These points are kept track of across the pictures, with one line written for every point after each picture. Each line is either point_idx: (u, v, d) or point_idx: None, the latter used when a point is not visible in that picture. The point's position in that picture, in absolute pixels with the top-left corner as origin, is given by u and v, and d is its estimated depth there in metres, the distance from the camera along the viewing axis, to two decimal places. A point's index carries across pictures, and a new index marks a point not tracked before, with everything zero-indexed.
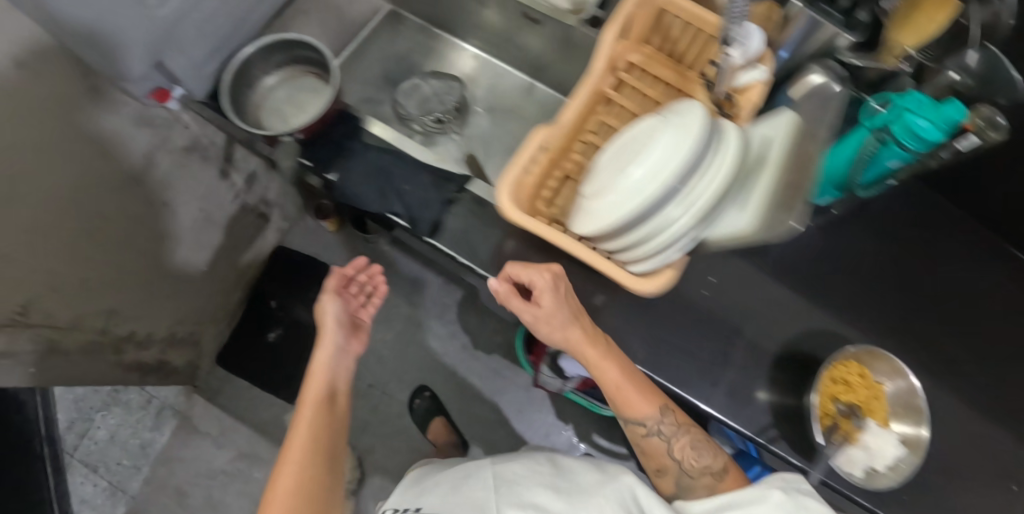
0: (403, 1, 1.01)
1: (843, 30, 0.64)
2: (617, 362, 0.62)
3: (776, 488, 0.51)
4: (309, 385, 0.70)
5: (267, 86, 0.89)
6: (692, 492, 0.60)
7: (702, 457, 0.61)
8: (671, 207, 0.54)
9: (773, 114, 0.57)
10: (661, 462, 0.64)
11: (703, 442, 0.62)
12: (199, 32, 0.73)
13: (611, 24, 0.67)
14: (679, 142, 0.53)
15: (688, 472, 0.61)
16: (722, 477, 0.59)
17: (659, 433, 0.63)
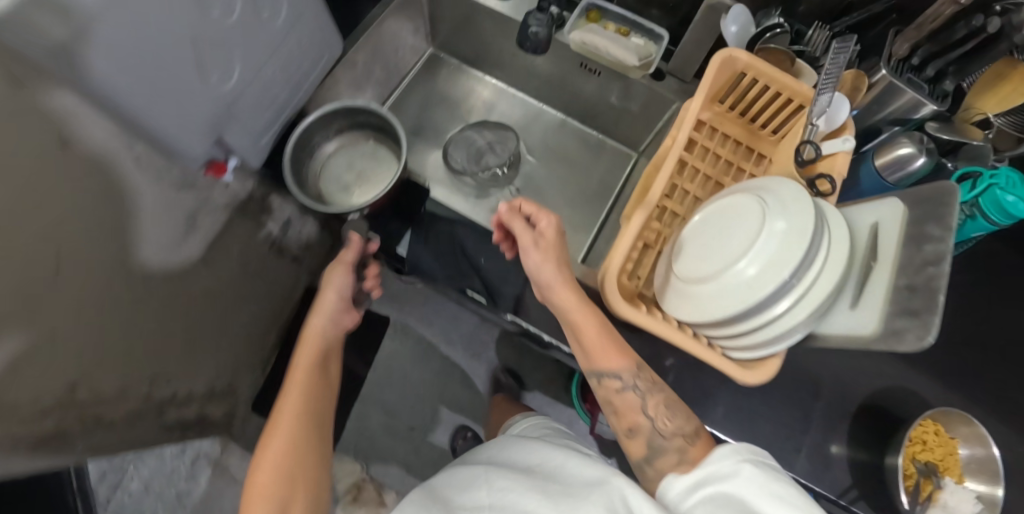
0: (445, 45, 0.98)
1: (930, 100, 0.63)
2: (598, 316, 0.62)
3: (743, 461, 0.47)
4: (300, 355, 0.71)
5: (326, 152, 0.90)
6: (663, 455, 0.55)
7: (676, 421, 0.57)
8: (782, 302, 0.54)
9: (878, 201, 0.56)
10: (633, 422, 0.60)
11: (676, 404, 0.59)
12: (256, 103, 0.69)
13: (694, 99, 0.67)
14: (790, 237, 0.54)
15: (661, 433, 0.57)
16: (693, 441, 0.55)
17: (633, 388, 0.60)
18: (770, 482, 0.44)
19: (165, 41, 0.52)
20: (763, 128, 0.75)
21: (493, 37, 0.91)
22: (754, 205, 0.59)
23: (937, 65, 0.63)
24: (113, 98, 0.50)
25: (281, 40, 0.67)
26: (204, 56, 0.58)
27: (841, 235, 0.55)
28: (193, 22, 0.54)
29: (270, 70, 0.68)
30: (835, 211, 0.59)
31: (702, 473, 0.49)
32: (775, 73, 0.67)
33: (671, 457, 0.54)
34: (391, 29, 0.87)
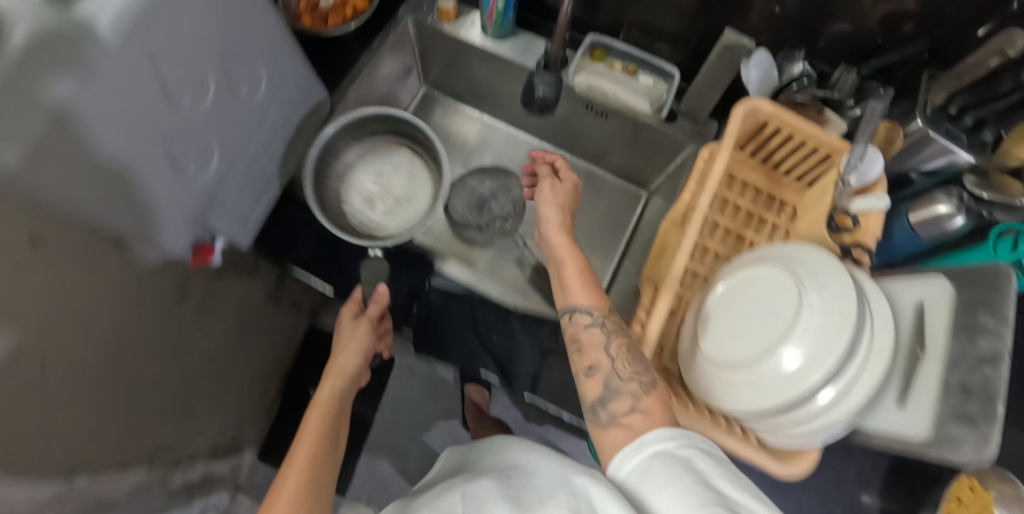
0: (439, 83, 0.92)
1: (967, 151, 0.59)
2: (582, 260, 0.63)
3: (679, 443, 0.43)
4: (313, 412, 0.64)
5: (347, 161, 0.81)
6: (618, 399, 0.51)
7: (637, 370, 0.53)
8: (825, 397, 0.50)
9: (922, 277, 0.52)
10: (595, 360, 0.55)
11: (637, 354, 0.55)
12: (243, 183, 0.62)
13: (720, 158, 0.62)
14: (833, 326, 0.50)
15: (618, 376, 0.53)
16: (650, 391, 0.51)
17: (601, 326, 0.57)
18: (714, 485, 0.38)
19: (135, 146, 0.45)
20: (786, 173, 0.70)
21: (488, 77, 0.85)
22: (789, 281, 0.55)
23: (977, 115, 0.58)
24: (78, 216, 0.44)
25: (263, 113, 0.60)
26: (178, 147, 0.51)
27: (883, 321, 0.51)
28: (163, 116, 0.47)
29: (253, 147, 0.61)
30: (874, 285, 0.55)
31: (635, 461, 0.43)
32: (801, 122, 0.62)
33: (626, 403, 0.50)
34: (381, 75, 0.82)
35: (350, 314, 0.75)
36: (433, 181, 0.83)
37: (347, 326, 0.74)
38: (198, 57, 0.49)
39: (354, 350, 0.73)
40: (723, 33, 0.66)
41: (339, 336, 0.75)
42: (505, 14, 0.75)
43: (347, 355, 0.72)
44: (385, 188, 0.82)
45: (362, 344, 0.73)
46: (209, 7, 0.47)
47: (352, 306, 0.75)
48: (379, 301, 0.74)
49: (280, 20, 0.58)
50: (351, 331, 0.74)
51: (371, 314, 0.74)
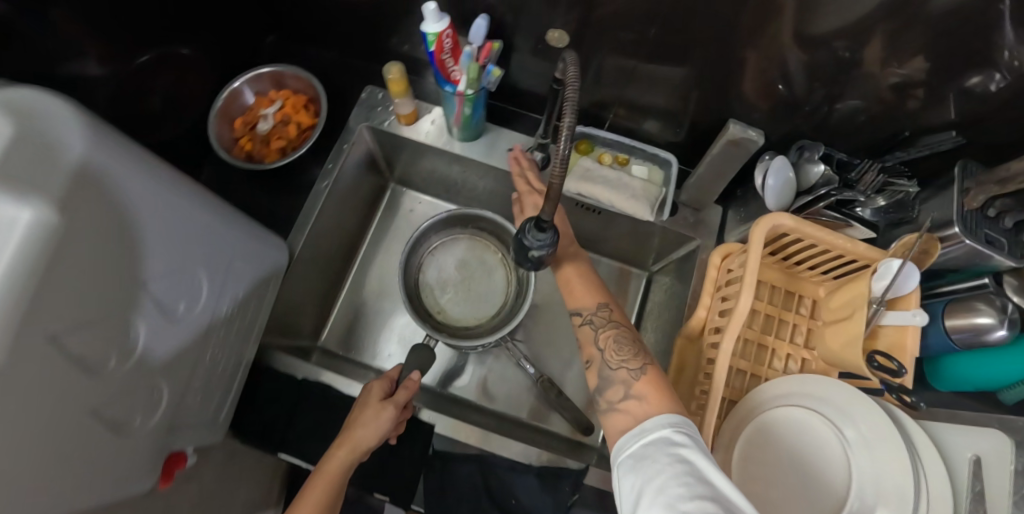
0: (406, 179, 0.82)
1: (1013, 258, 0.53)
2: (582, 270, 0.62)
3: (676, 428, 0.43)
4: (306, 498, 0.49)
5: (431, 244, 0.76)
6: (612, 386, 0.52)
7: (624, 356, 0.53)
8: None
9: (976, 429, 0.49)
10: (589, 355, 0.56)
11: (628, 338, 0.55)
12: (205, 385, 0.54)
13: (748, 288, 0.55)
14: (885, 485, 0.47)
15: (608, 364, 0.54)
16: (638, 374, 0.51)
17: (590, 322, 0.57)
18: (689, 481, 0.38)
19: (56, 443, 0.37)
20: (806, 268, 0.65)
21: (461, 174, 0.76)
22: (833, 439, 0.53)
23: (1018, 217, 0.53)
24: None
25: (210, 314, 0.52)
26: (114, 409, 0.43)
27: (941, 482, 0.47)
28: (86, 391, 0.39)
29: (208, 353, 0.54)
30: (921, 430, 0.50)
31: (633, 446, 0.44)
32: (826, 236, 0.55)
33: (619, 390, 0.51)
34: (340, 191, 0.72)
35: (378, 394, 0.55)
36: (506, 297, 0.75)
37: (369, 405, 0.54)
38: (116, 306, 0.40)
39: (368, 431, 0.52)
40: (727, 125, 0.59)
41: (354, 410, 0.55)
42: (473, 116, 0.65)
43: (360, 435, 0.52)
44: (463, 281, 0.76)
45: (380, 432, 0.52)
46: (110, 247, 0.39)
47: (382, 383, 0.56)
48: (410, 387, 0.56)
49: (202, 207, 0.50)
50: (369, 410, 0.54)
51: (401, 400, 0.54)
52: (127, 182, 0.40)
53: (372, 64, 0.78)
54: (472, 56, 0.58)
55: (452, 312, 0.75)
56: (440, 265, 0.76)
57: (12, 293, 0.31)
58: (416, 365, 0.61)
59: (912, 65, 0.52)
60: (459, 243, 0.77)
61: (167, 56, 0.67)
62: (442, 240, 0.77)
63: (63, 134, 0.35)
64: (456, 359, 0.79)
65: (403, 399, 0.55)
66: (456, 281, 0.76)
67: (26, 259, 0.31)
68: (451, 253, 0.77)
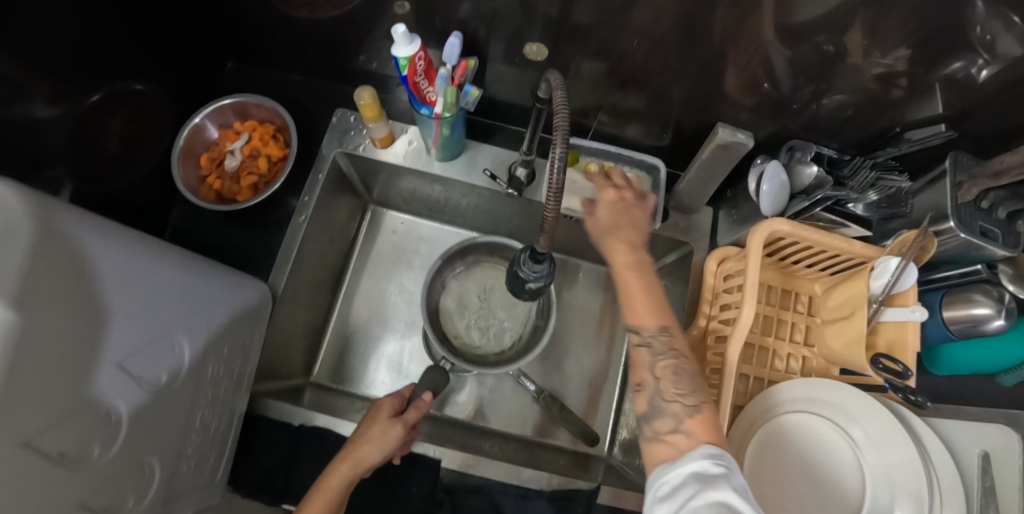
0: (386, 200, 0.79)
1: (1005, 248, 0.53)
2: (653, 282, 0.46)
3: (714, 459, 0.38)
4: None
5: (459, 272, 0.74)
6: (661, 417, 0.43)
7: (682, 390, 0.44)
8: None
9: (982, 426, 0.50)
10: (640, 379, 0.46)
11: (691, 373, 0.44)
12: (195, 446, 0.53)
13: (749, 297, 0.54)
14: (903, 481, 0.48)
15: (661, 394, 0.44)
16: (695, 413, 0.42)
17: (650, 345, 0.45)
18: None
19: None
20: (801, 267, 0.64)
21: (443, 193, 0.73)
22: (843, 443, 0.53)
23: (1010, 208, 0.53)
24: None
25: (195, 379, 0.50)
26: (102, 497, 0.41)
27: (951, 476, 0.48)
28: (70, 489, 0.37)
29: (195, 417, 0.52)
30: (928, 428, 0.51)
31: (667, 474, 0.39)
32: (821, 238, 0.55)
33: (669, 423, 0.42)
34: (318, 222, 0.69)
35: (388, 410, 0.54)
36: (522, 332, 0.72)
37: (377, 421, 0.53)
38: (93, 393, 0.38)
39: (375, 448, 0.50)
40: (716, 130, 0.58)
41: (360, 426, 0.54)
42: (453, 135, 0.63)
43: (366, 451, 0.50)
44: (483, 309, 0.74)
45: (386, 450, 0.51)
46: (80, 334, 0.36)
47: (393, 399, 0.55)
48: (421, 407, 0.55)
49: (167, 271, 0.47)
50: (376, 426, 0.52)
51: (410, 420, 0.53)
52: (85, 261, 0.38)
53: (340, 84, 0.74)
54: (447, 77, 0.56)
55: (467, 341, 0.72)
56: (464, 293, 0.74)
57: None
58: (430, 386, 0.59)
59: (895, 57, 0.51)
60: (484, 271, 0.75)
61: (122, 93, 0.61)
62: (470, 268, 0.75)
63: (10, 229, 0.33)
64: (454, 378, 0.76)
65: (412, 419, 0.54)
66: (477, 307, 0.74)
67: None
68: (475, 280, 0.75)
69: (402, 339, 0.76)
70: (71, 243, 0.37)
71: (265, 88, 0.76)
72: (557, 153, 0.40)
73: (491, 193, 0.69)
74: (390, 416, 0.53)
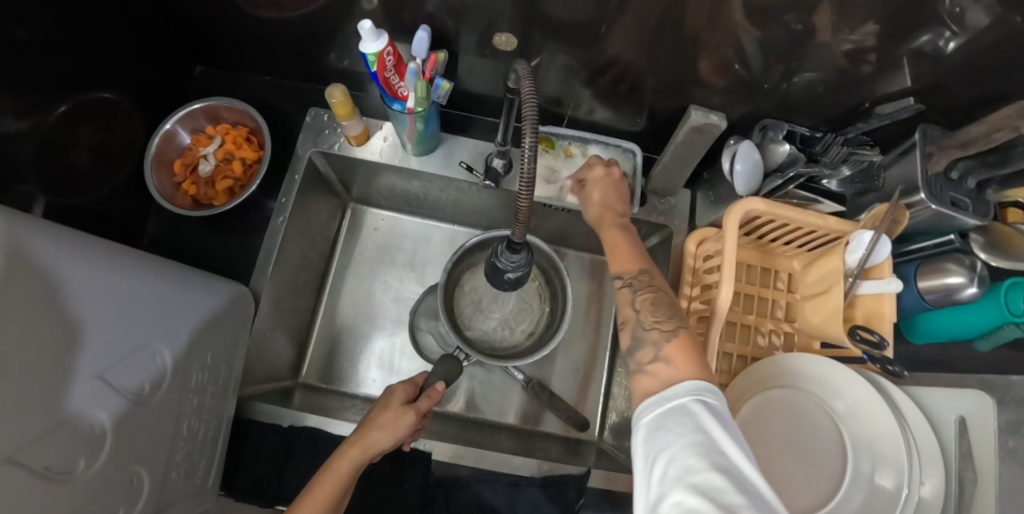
0: (366, 198, 0.79)
1: (977, 216, 0.55)
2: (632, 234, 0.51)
3: (696, 396, 0.38)
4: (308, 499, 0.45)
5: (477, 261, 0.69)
6: (642, 348, 0.44)
7: (660, 318, 0.45)
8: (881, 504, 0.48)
9: (958, 391, 0.51)
10: (622, 317, 0.47)
11: (670, 303, 0.46)
12: (185, 452, 0.53)
13: (727, 274, 0.54)
14: (891, 445, 0.49)
15: (642, 326, 0.45)
16: (672, 338, 0.43)
17: (631, 284, 0.47)
18: (707, 453, 0.34)
19: None
20: (779, 244, 0.64)
21: (423, 188, 0.73)
22: (827, 413, 0.53)
23: (981, 178, 0.55)
24: None
25: (181, 387, 0.51)
26: (92, 508, 0.42)
27: (926, 439, 0.50)
28: (56, 502, 0.38)
29: (183, 425, 0.52)
30: (905, 396, 0.52)
31: (648, 414, 0.39)
32: (796, 215, 0.56)
33: (648, 353, 0.43)
34: (299, 222, 0.69)
35: (401, 398, 0.54)
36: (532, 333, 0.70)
37: (390, 408, 0.52)
38: (73, 405, 0.39)
39: (385, 433, 0.50)
40: (689, 112, 0.58)
41: (372, 415, 0.53)
42: (427, 130, 0.62)
43: (376, 436, 0.49)
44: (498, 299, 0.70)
45: (397, 436, 0.51)
46: (51, 349, 0.37)
47: (405, 387, 0.55)
48: (432, 395, 0.55)
49: (147, 281, 0.48)
50: (388, 413, 0.52)
51: (423, 408, 0.53)
52: (52, 278, 0.38)
53: (312, 83, 0.74)
54: (416, 72, 0.54)
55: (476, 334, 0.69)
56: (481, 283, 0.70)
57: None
58: (442, 376, 0.59)
59: (863, 32, 0.51)
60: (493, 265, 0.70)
61: (91, 102, 0.60)
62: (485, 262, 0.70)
63: None
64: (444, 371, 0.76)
65: (424, 407, 0.54)
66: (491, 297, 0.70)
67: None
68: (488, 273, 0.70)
69: (390, 336, 0.77)
70: (38, 259, 0.37)
71: (237, 92, 0.75)
72: (528, 137, 0.41)
73: (470, 185, 0.69)
74: (401, 403, 0.53)
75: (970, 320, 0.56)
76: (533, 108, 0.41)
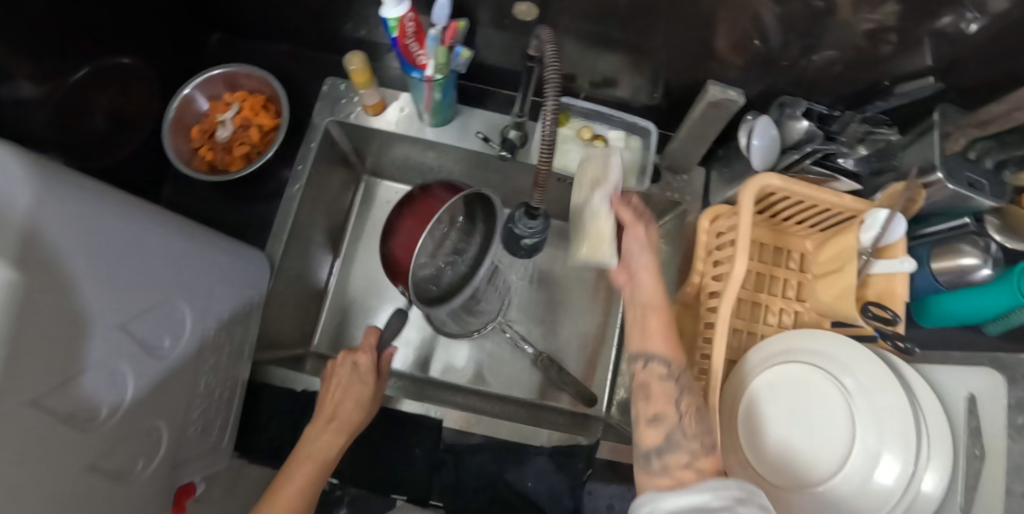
0: (380, 170, 0.79)
1: (993, 198, 0.54)
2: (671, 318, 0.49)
3: (717, 493, 0.37)
4: (294, 481, 0.49)
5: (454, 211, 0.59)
6: (676, 452, 0.42)
7: (700, 428, 0.44)
8: (884, 481, 0.48)
9: (968, 369, 0.51)
10: (657, 409, 0.45)
11: (708, 419, 0.45)
12: (202, 412, 0.54)
13: (741, 250, 0.54)
14: (897, 423, 0.49)
15: (681, 430, 0.43)
16: (708, 454, 0.42)
17: (677, 380, 0.45)
18: None
19: (52, 503, 0.37)
20: (793, 223, 0.64)
21: (437, 160, 0.74)
22: (834, 390, 0.54)
23: (998, 159, 0.55)
24: None
25: (197, 347, 0.51)
26: (112, 458, 0.43)
27: (937, 416, 0.50)
28: (78, 448, 0.39)
29: (200, 384, 0.53)
30: (918, 375, 0.52)
31: (667, 501, 0.38)
32: (812, 192, 0.56)
33: (680, 459, 0.42)
34: (315, 191, 0.69)
35: (368, 369, 0.59)
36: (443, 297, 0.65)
37: (362, 382, 0.58)
38: (98, 352, 0.39)
39: (356, 405, 0.56)
40: (706, 88, 0.58)
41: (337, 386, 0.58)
42: (444, 100, 0.62)
43: (347, 408, 0.56)
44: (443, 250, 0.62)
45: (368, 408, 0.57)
46: (82, 294, 0.37)
47: (369, 358, 0.60)
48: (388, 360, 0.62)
49: (168, 238, 0.47)
50: (361, 386, 0.57)
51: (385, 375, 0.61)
52: (87, 226, 0.38)
53: (329, 53, 0.74)
54: (438, 39, 0.54)
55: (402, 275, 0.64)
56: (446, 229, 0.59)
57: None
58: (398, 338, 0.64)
59: (885, 12, 0.51)
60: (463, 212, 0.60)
61: (109, 69, 0.61)
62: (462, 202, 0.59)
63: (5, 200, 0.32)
64: (419, 341, 0.77)
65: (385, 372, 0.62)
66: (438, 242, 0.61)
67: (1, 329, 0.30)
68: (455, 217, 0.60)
69: (402, 307, 0.78)
70: (71, 207, 0.37)
71: (255, 60, 0.75)
72: (547, 113, 0.43)
73: (486, 158, 0.69)
74: (370, 373, 0.59)
75: (980, 302, 0.54)
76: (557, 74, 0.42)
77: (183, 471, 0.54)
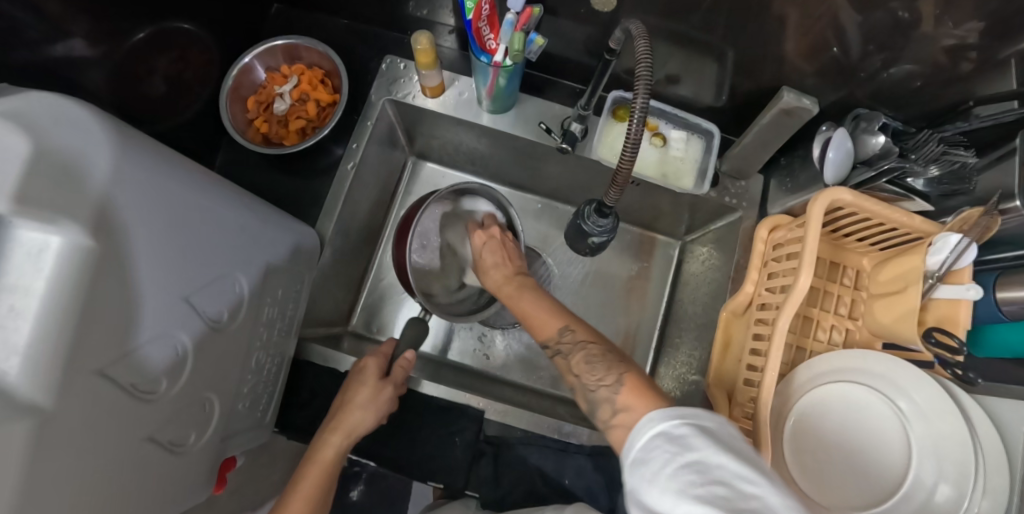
0: (431, 153, 0.79)
1: None
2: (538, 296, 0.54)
3: (682, 419, 0.34)
4: (305, 483, 0.50)
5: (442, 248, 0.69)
6: (600, 407, 0.42)
7: (600, 373, 0.43)
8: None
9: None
10: (571, 385, 0.47)
11: (602, 355, 0.45)
12: (250, 386, 0.54)
13: (807, 263, 0.52)
14: (952, 453, 0.48)
15: (588, 387, 0.44)
16: (618, 388, 0.41)
17: (566, 351, 0.48)
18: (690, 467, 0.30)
19: (113, 473, 0.37)
20: (853, 239, 0.63)
21: (491, 148, 0.73)
22: (889, 413, 0.53)
23: None
24: None
25: (251, 320, 0.51)
26: (168, 431, 0.43)
27: (996, 450, 0.49)
28: (139, 417, 0.39)
29: (251, 359, 0.53)
30: (978, 406, 0.51)
31: (639, 440, 0.35)
32: (881, 210, 0.54)
33: (606, 410, 0.41)
34: (368, 170, 0.69)
35: (373, 372, 0.57)
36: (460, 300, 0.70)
37: (366, 385, 0.56)
38: (160, 323, 0.39)
39: (363, 412, 0.54)
40: (780, 94, 0.55)
41: (347, 388, 0.57)
42: (507, 87, 0.61)
43: (356, 417, 0.54)
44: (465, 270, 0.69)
45: (378, 412, 0.55)
46: (152, 262, 0.37)
47: (377, 361, 0.57)
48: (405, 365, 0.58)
49: (234, 208, 0.47)
50: (366, 390, 0.55)
51: (398, 379, 0.57)
52: (165, 193, 0.38)
53: (387, 30, 0.72)
54: (512, 24, 0.53)
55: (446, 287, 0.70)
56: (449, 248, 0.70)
57: (44, 336, 0.29)
58: None
59: (970, 29, 0.49)
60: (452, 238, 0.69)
61: (168, 32, 0.60)
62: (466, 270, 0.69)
63: (82, 165, 0.31)
64: (453, 331, 0.77)
65: (399, 377, 0.57)
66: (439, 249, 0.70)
67: (60, 295, 0.29)
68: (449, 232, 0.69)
69: None
70: (150, 171, 0.36)
71: (312, 31, 0.73)
72: (636, 114, 0.43)
73: (541, 149, 0.68)
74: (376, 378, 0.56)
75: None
76: (649, 71, 0.42)
77: (231, 446, 0.54)
